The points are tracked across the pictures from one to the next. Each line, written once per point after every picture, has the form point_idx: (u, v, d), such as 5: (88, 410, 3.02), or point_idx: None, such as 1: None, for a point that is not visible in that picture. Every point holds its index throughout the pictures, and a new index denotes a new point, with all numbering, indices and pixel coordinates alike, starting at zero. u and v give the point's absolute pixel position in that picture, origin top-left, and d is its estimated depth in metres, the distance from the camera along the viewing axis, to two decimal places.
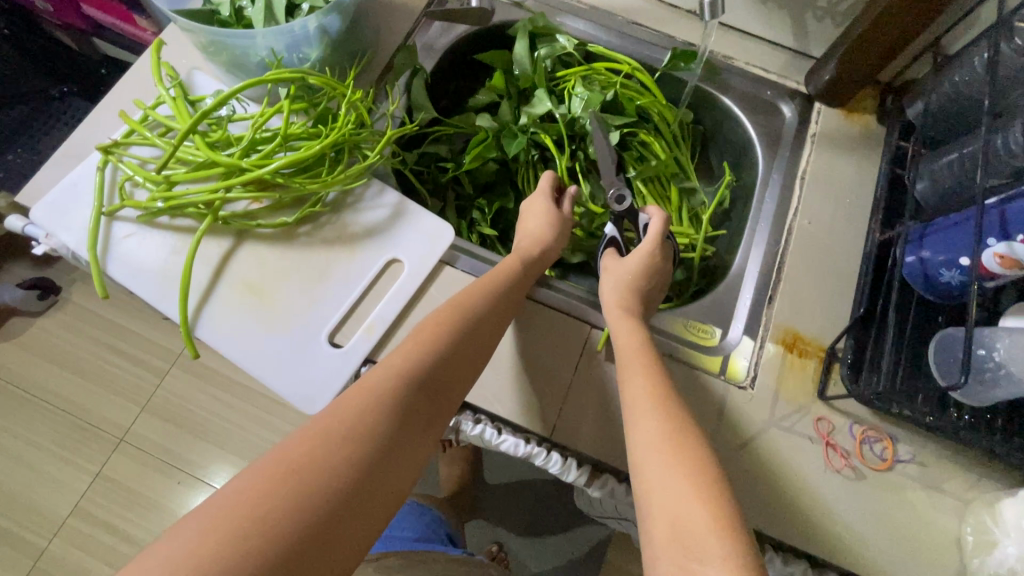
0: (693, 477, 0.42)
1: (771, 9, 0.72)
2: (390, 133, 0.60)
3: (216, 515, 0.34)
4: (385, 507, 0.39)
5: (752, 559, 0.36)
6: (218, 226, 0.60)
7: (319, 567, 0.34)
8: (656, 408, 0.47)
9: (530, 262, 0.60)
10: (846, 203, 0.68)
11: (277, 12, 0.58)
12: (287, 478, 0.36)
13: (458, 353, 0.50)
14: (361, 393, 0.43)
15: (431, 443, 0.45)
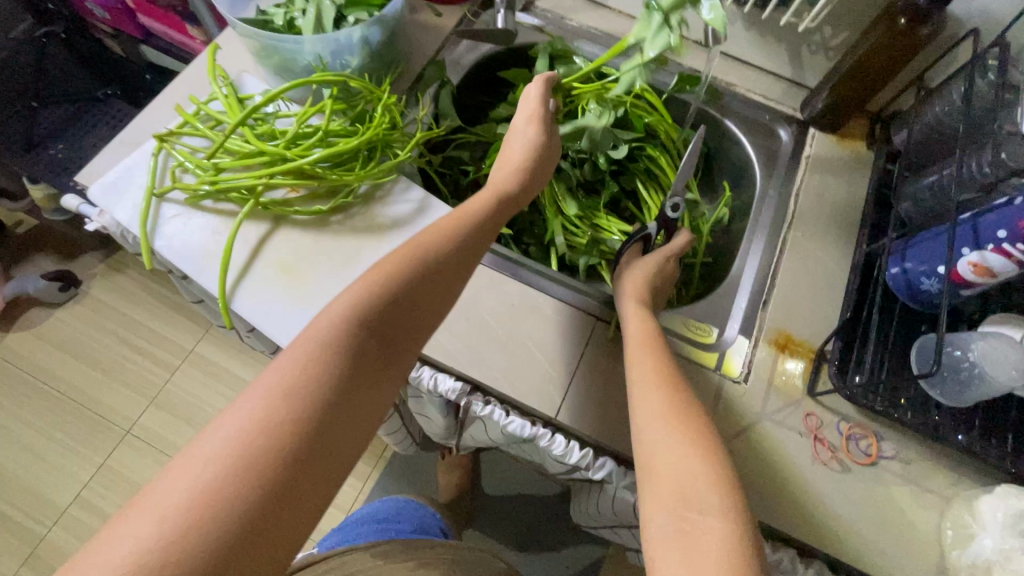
0: (694, 443, 0.46)
1: (769, 42, 0.79)
2: (420, 134, 0.67)
3: (167, 498, 0.36)
4: (340, 464, 0.42)
5: (743, 516, 0.41)
6: (259, 211, 0.65)
7: (290, 515, 0.39)
8: (660, 381, 0.51)
9: (500, 199, 0.60)
10: (837, 218, 0.73)
11: (326, 23, 0.65)
12: (231, 459, 0.38)
13: (413, 294, 0.49)
14: (304, 358, 0.44)
15: (387, 383, 0.47)
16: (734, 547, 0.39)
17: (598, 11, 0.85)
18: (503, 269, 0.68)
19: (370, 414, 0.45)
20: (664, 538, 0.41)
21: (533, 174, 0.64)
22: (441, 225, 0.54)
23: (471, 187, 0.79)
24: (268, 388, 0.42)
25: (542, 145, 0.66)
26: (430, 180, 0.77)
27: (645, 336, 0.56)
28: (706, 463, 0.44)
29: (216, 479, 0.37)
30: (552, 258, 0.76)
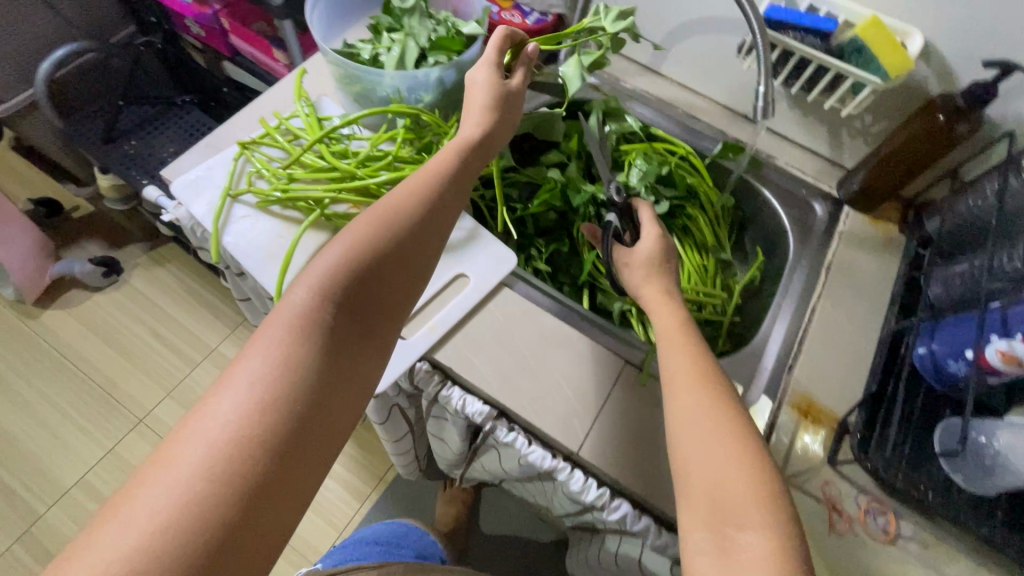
0: (736, 448, 0.47)
1: (812, 122, 0.83)
2: (478, 169, 0.72)
3: (146, 498, 0.37)
4: (322, 443, 0.43)
5: (784, 528, 0.43)
6: (321, 221, 0.70)
7: (294, 487, 0.41)
8: (697, 381, 0.52)
9: (467, 148, 0.59)
10: (866, 295, 0.75)
11: (408, 62, 0.72)
12: (206, 454, 0.38)
13: (384, 264, 0.50)
14: (273, 346, 0.44)
15: (370, 353, 0.49)
16: (780, 559, 0.41)
17: (650, 76, 0.91)
18: (541, 303, 0.71)
19: (349, 387, 0.46)
20: (702, 549, 0.44)
21: (501, 118, 0.63)
22: (408, 189, 0.53)
23: (516, 223, 0.84)
24: (233, 382, 0.42)
25: (508, 92, 0.63)
26: (480, 212, 0.82)
27: (678, 335, 0.56)
28: (747, 470, 0.45)
29: (191, 475, 0.38)
30: (585, 298, 0.79)
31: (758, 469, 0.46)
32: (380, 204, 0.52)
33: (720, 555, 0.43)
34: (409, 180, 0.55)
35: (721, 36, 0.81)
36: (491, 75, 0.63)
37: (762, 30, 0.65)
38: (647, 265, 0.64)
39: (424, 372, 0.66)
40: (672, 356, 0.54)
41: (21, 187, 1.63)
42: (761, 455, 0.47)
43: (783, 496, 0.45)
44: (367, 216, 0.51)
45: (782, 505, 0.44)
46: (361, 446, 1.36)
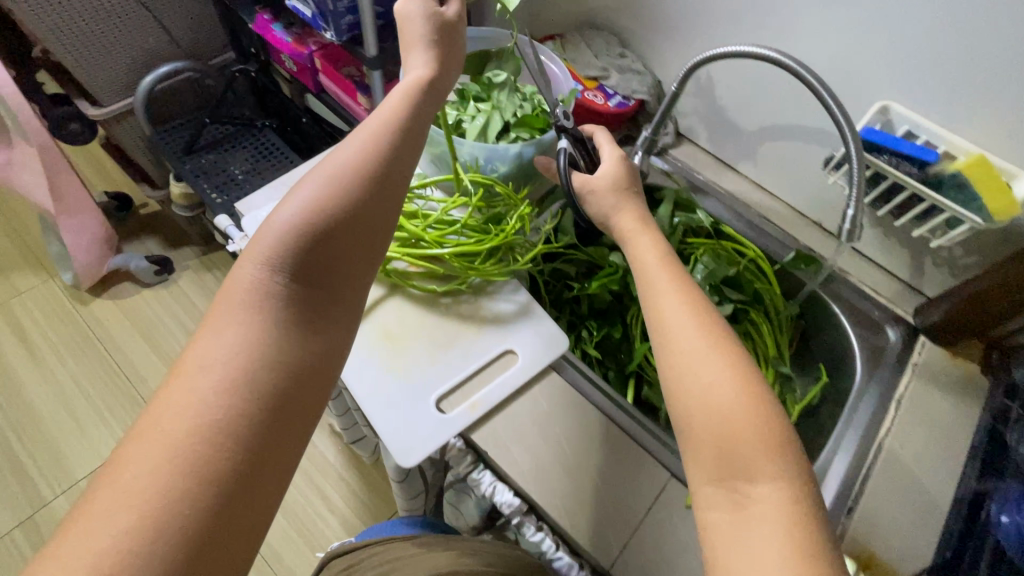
0: (738, 384, 0.47)
1: (893, 244, 0.79)
2: (542, 247, 0.71)
3: (115, 500, 0.37)
4: (292, 415, 0.45)
5: (793, 462, 0.44)
6: (381, 276, 0.70)
7: (283, 442, 0.43)
8: (694, 321, 0.51)
9: (412, 96, 0.56)
10: (939, 439, 0.69)
11: (489, 133, 0.73)
12: (171, 442, 0.39)
13: (339, 230, 0.50)
14: (228, 329, 0.45)
15: (336, 313, 0.51)
16: (794, 505, 0.42)
17: (726, 172, 0.91)
18: (587, 393, 0.67)
19: (314, 356, 0.48)
20: (713, 505, 0.45)
21: (446, 58, 0.61)
22: (353, 148, 0.52)
23: (570, 301, 0.82)
24: (187, 371, 0.43)
25: (447, 35, 0.61)
26: (537, 284, 0.81)
27: (662, 274, 0.55)
28: (751, 411, 0.46)
29: (161, 465, 0.38)
30: (631, 392, 0.75)
31: (762, 412, 0.46)
32: (323, 167, 0.51)
33: (733, 511, 0.43)
34: (353, 137, 0.53)
35: (807, 145, 0.79)
36: (436, 20, 0.61)
37: (859, 152, 0.62)
38: (625, 209, 0.63)
39: (456, 450, 0.63)
40: (665, 300, 0.53)
41: (101, 180, 1.73)
42: (760, 393, 0.47)
43: (790, 436, 0.45)
44: (312, 183, 0.50)
45: (787, 449, 0.45)
46: (369, 488, 1.31)
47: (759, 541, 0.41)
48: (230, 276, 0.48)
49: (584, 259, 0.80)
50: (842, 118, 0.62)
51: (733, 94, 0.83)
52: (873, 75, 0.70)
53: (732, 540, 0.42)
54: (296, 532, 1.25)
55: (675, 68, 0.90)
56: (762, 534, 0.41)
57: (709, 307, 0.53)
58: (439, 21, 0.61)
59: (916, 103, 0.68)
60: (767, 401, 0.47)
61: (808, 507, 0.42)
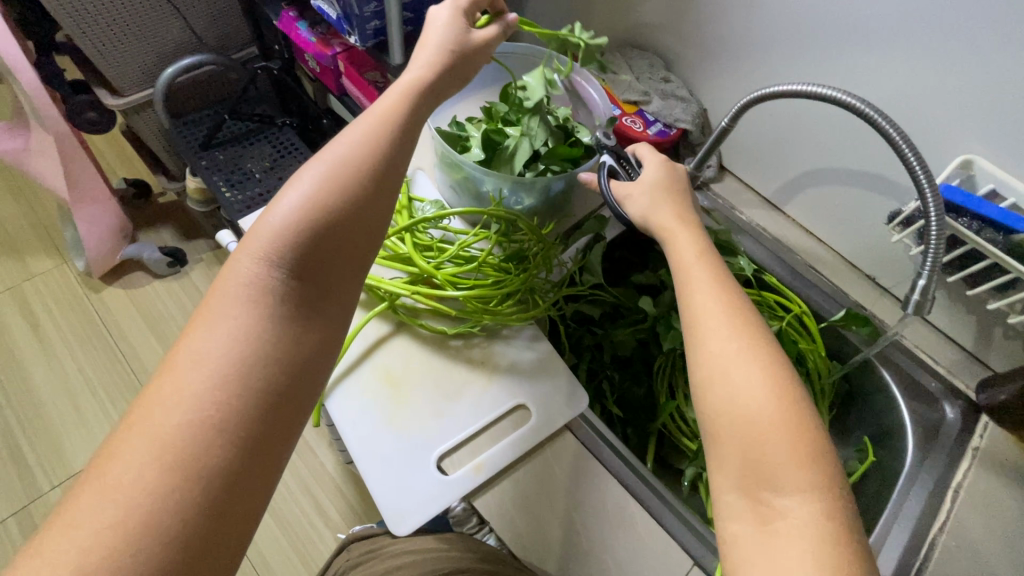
0: (774, 393, 0.41)
1: (958, 309, 0.70)
2: (565, 292, 0.65)
3: (99, 503, 0.34)
4: (286, 418, 0.42)
5: (830, 483, 0.39)
6: (388, 312, 0.65)
7: (276, 443, 0.41)
8: (731, 322, 0.45)
9: (418, 90, 0.53)
10: (1005, 540, 0.60)
11: (517, 161, 0.66)
12: (157, 444, 0.37)
13: (341, 221, 0.46)
14: (219, 323, 0.42)
15: (337, 306, 0.48)
16: (826, 527, 0.37)
17: (770, 212, 0.84)
18: (607, 462, 0.60)
19: (310, 355, 0.45)
20: (737, 516, 0.40)
21: (460, 68, 0.56)
22: (357, 136, 0.49)
23: (592, 347, 0.75)
24: (176, 367, 0.40)
25: (470, 51, 0.57)
26: (557, 327, 0.76)
27: (702, 269, 0.48)
28: (785, 416, 0.40)
29: (146, 469, 0.36)
30: (650, 455, 0.69)
31: (797, 418, 0.40)
32: (326, 155, 0.48)
33: (758, 523, 0.39)
34: (357, 126, 0.50)
35: (868, 192, 0.72)
36: (455, 31, 0.56)
37: (941, 214, 0.54)
38: (660, 189, 0.56)
39: (459, 511, 0.59)
40: (695, 285, 0.47)
41: (118, 163, 1.66)
42: (794, 393, 0.41)
43: (826, 446, 0.40)
44: (315, 173, 0.47)
45: (825, 459, 0.39)
46: (368, 506, 1.20)
47: (784, 561, 0.36)
48: (226, 269, 0.45)
49: (610, 301, 0.74)
50: (924, 175, 0.54)
51: (787, 129, 0.76)
52: (950, 124, 0.63)
53: (754, 557, 0.38)
54: (294, 551, 1.14)
55: (723, 96, 0.83)
56: (789, 552, 0.36)
57: (741, 295, 0.47)
58: (459, 33, 0.57)
59: (1002, 158, 0.60)
60: (804, 405, 0.41)
61: (842, 526, 0.37)
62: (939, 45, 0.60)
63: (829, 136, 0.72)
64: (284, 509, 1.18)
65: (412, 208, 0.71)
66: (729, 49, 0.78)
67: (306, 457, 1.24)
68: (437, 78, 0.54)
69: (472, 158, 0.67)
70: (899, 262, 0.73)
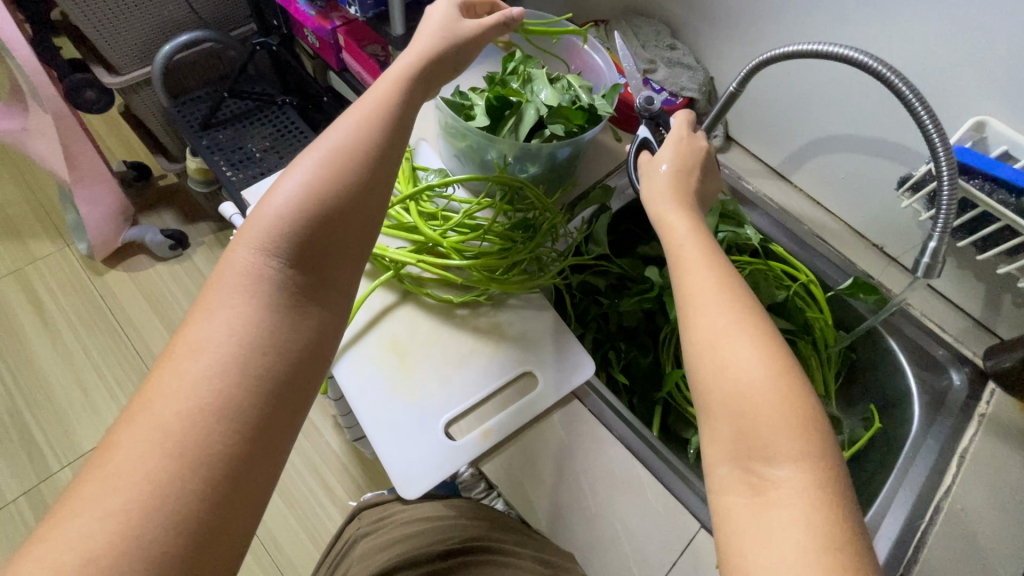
0: (763, 354, 0.41)
1: (966, 278, 0.70)
2: (571, 260, 0.65)
3: (100, 493, 0.34)
4: (288, 404, 0.42)
5: (824, 458, 0.38)
6: (393, 281, 0.65)
7: (279, 429, 0.41)
8: (724, 296, 0.44)
9: (410, 78, 0.52)
10: (1008, 507, 0.60)
11: (521, 130, 0.65)
12: (159, 432, 0.36)
13: (337, 211, 0.46)
14: (218, 312, 0.42)
15: (335, 291, 0.48)
16: (816, 497, 0.36)
17: (777, 182, 0.83)
18: (616, 430, 0.60)
19: (311, 343, 0.45)
20: (729, 487, 0.39)
21: (454, 56, 0.55)
22: (351, 125, 0.48)
23: (597, 318, 0.75)
24: (177, 356, 0.40)
25: (463, 38, 0.56)
26: (562, 297, 0.75)
27: (700, 247, 0.48)
28: (776, 383, 0.40)
29: (151, 460, 0.35)
30: (656, 424, 0.69)
31: (788, 387, 0.40)
32: (320, 146, 0.47)
33: (751, 494, 0.38)
34: (351, 113, 0.49)
35: (876, 158, 0.70)
36: (448, 19, 0.56)
37: (953, 176, 0.53)
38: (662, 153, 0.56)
39: (468, 477, 0.59)
40: (686, 260, 0.48)
41: (117, 146, 1.64)
42: (786, 363, 0.41)
43: (819, 418, 0.39)
44: (309, 162, 0.46)
45: (816, 429, 0.39)
46: (375, 483, 1.22)
47: (779, 530, 0.36)
48: (223, 261, 0.45)
49: (615, 272, 0.74)
50: (937, 136, 0.53)
51: (795, 93, 0.74)
52: (962, 88, 0.62)
53: (744, 528, 0.37)
54: (301, 528, 1.16)
55: (730, 63, 0.81)
56: (781, 522, 0.36)
57: (730, 268, 0.47)
58: (453, 23, 0.56)
59: (1016, 119, 0.59)
60: (801, 380, 0.40)
61: (835, 493, 0.37)
62: (956, 4, 0.58)
63: (840, 102, 0.70)
64: (291, 487, 1.20)
65: (415, 178, 0.71)
66: (738, 15, 0.76)
67: (312, 437, 1.25)
68: (425, 71, 0.53)
69: (477, 125, 0.65)
70: (908, 229, 0.72)
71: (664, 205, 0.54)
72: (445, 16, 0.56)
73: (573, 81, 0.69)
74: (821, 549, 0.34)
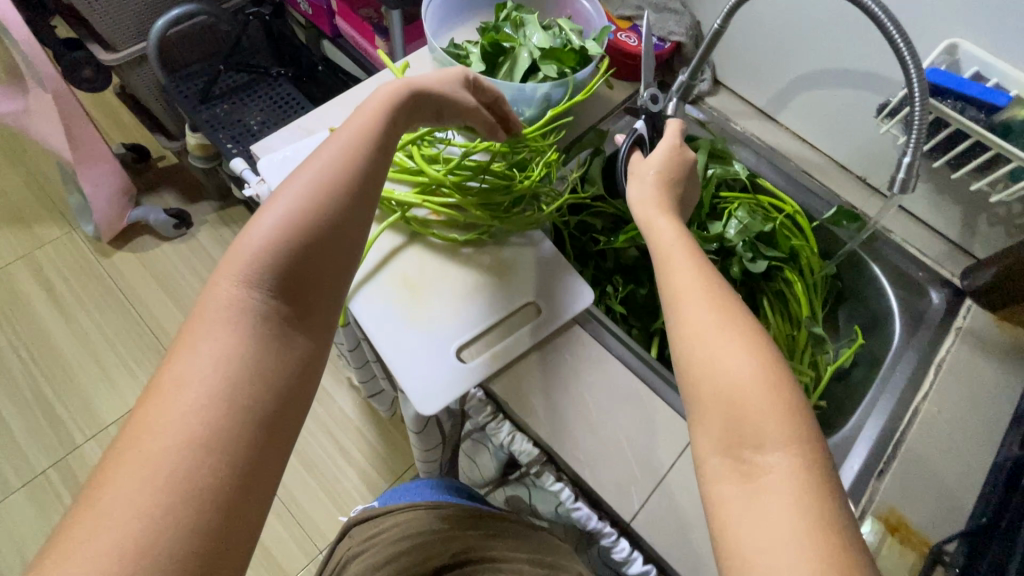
0: (753, 352, 0.42)
1: (945, 201, 0.74)
2: (568, 195, 0.69)
3: (84, 544, 0.32)
4: (279, 434, 0.39)
5: (814, 446, 0.39)
6: (400, 223, 0.69)
7: (270, 462, 0.38)
8: (710, 299, 0.46)
9: (397, 107, 0.52)
10: (982, 408, 0.65)
11: (517, 73, 0.68)
12: (144, 474, 0.34)
13: (321, 234, 0.45)
14: (201, 346, 0.40)
15: (320, 317, 0.45)
16: (806, 481, 0.37)
17: (764, 122, 0.86)
18: (615, 350, 0.65)
19: (298, 372, 0.42)
20: (721, 477, 0.40)
21: (445, 106, 0.57)
22: (335, 152, 0.48)
23: (595, 256, 0.79)
24: (159, 392, 0.37)
25: (461, 107, 0.59)
26: (561, 236, 0.78)
27: (683, 257, 0.50)
28: (765, 381, 0.41)
29: (135, 506, 0.33)
30: (654, 350, 0.74)
31: (776, 381, 0.41)
32: (304, 173, 0.46)
33: (743, 481, 0.38)
34: (334, 141, 0.49)
35: (856, 90, 0.73)
36: (449, 83, 0.58)
37: (925, 96, 0.57)
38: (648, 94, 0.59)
39: (476, 400, 0.63)
40: (674, 270, 0.49)
41: (114, 129, 1.66)
42: (772, 356, 0.42)
43: (802, 403, 0.41)
44: (293, 189, 0.45)
45: (802, 416, 0.40)
46: (388, 441, 1.27)
47: (771, 511, 0.36)
48: (204, 295, 0.42)
49: (612, 211, 0.78)
50: (909, 56, 0.56)
51: (778, 31, 0.77)
52: (936, 14, 0.64)
53: (738, 513, 0.37)
54: (320, 485, 1.22)
55: (716, 6, 0.84)
56: (773, 503, 0.36)
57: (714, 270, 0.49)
58: (453, 91, 0.58)
59: (986, 41, 0.62)
60: (786, 375, 0.41)
61: (825, 472, 0.38)
62: None
63: (821, 37, 0.73)
64: (308, 447, 1.25)
65: None
66: None
67: (325, 401, 1.31)
68: (412, 101, 0.54)
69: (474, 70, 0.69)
70: (887, 158, 0.75)
71: (652, 210, 0.57)
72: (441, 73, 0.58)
73: (565, 27, 0.72)
74: (813, 528, 0.35)
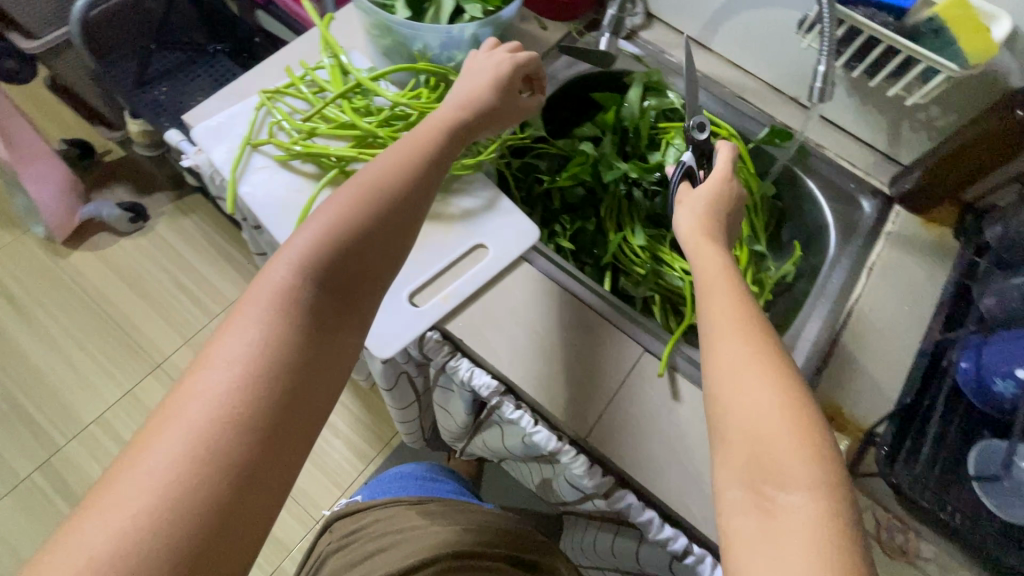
0: (780, 393, 0.40)
1: (871, 111, 0.77)
2: (504, 136, 0.70)
3: (118, 496, 0.34)
4: (302, 427, 0.41)
5: (841, 493, 0.36)
6: (340, 179, 0.69)
7: (294, 448, 0.40)
8: (743, 326, 0.44)
9: (443, 130, 0.54)
10: (910, 305, 0.70)
11: (443, 15, 0.68)
12: (185, 440, 0.36)
13: (366, 237, 0.47)
14: (248, 326, 0.42)
15: (358, 319, 0.47)
16: (829, 527, 0.34)
17: (699, 51, 0.87)
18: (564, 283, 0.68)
19: (331, 371, 0.44)
20: (738, 512, 0.37)
21: (485, 121, 0.58)
22: (385, 162, 0.50)
23: (542, 197, 0.81)
24: (210, 364, 0.40)
25: (505, 108, 0.60)
26: (506, 180, 0.80)
27: (726, 284, 0.48)
28: (791, 424, 0.39)
29: (167, 467, 0.35)
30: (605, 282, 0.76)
31: (804, 422, 0.39)
32: (357, 179, 0.49)
33: (761, 517, 0.36)
34: (387, 152, 0.52)
35: (779, 9, 0.75)
36: (493, 87, 0.59)
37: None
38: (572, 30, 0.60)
39: (433, 341, 0.64)
40: (711, 290, 0.48)
41: (51, 125, 1.59)
42: (803, 399, 0.40)
43: (833, 451, 0.38)
44: (347, 193, 0.48)
45: (831, 460, 0.37)
46: (370, 408, 1.30)
47: (784, 555, 0.34)
48: (259, 276, 0.45)
49: (555, 152, 0.79)
50: None
51: None
52: None
53: (752, 557, 0.35)
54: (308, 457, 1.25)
55: None
56: (790, 546, 0.34)
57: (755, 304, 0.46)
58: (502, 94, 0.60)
59: None
60: (814, 418, 0.39)
61: (849, 523, 0.35)
62: None
63: None
64: None
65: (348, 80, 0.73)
66: None
67: None
68: (452, 132, 0.55)
69: (400, 16, 0.68)
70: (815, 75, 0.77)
71: (698, 242, 0.53)
72: (490, 78, 0.59)
73: None
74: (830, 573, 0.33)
